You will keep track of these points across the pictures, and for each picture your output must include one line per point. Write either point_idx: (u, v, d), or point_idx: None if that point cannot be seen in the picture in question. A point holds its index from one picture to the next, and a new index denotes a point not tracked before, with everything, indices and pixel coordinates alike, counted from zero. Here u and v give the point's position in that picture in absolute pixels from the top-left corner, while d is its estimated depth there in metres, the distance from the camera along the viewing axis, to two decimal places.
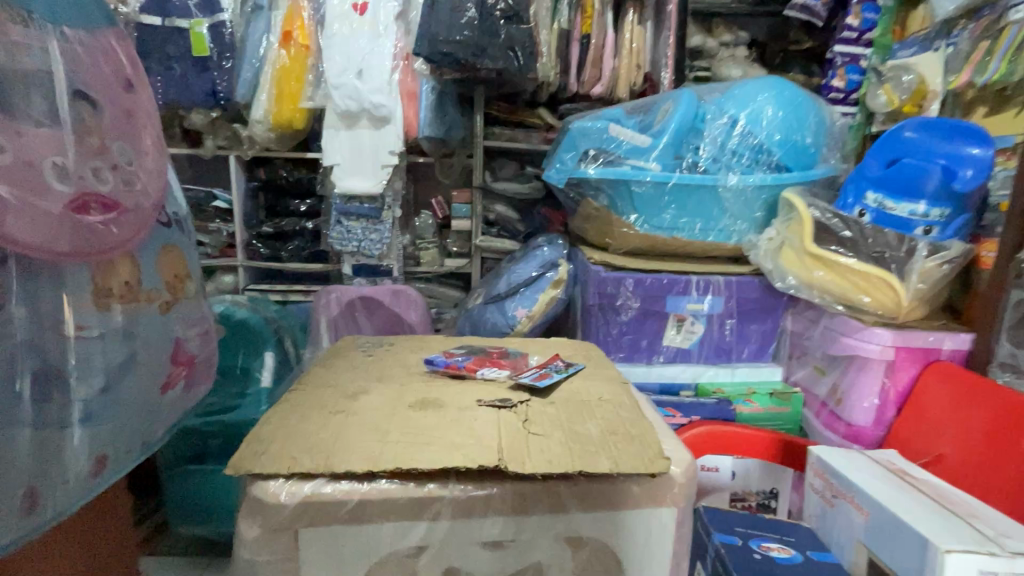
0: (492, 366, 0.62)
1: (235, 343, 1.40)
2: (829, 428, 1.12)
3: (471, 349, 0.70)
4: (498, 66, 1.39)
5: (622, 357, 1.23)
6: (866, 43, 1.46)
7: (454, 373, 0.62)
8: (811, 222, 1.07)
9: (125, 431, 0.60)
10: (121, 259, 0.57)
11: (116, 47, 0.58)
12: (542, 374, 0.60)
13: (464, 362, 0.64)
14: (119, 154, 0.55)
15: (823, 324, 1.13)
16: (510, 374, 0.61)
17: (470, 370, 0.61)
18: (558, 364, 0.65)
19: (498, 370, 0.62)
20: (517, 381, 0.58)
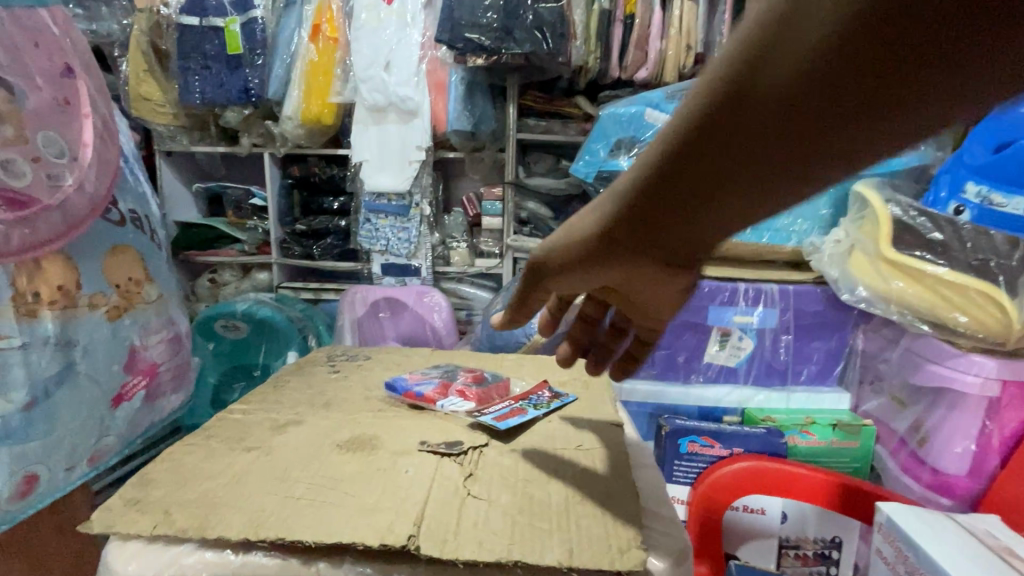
0: (457, 396, 0.52)
1: (258, 341, 1.33)
2: (909, 474, 0.91)
3: (443, 370, 0.60)
4: (525, 50, 1.29)
5: (655, 374, 1.07)
6: None
7: (412, 404, 0.52)
8: (888, 221, 0.88)
9: (63, 447, 0.55)
10: (48, 261, 0.52)
11: (54, 30, 0.54)
12: (513, 411, 0.49)
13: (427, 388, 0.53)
14: (44, 146, 0.51)
15: (905, 346, 0.92)
16: (475, 409, 0.50)
17: (429, 401, 0.51)
18: (541, 395, 0.54)
19: (462, 402, 0.51)
20: (476, 419, 0.48)
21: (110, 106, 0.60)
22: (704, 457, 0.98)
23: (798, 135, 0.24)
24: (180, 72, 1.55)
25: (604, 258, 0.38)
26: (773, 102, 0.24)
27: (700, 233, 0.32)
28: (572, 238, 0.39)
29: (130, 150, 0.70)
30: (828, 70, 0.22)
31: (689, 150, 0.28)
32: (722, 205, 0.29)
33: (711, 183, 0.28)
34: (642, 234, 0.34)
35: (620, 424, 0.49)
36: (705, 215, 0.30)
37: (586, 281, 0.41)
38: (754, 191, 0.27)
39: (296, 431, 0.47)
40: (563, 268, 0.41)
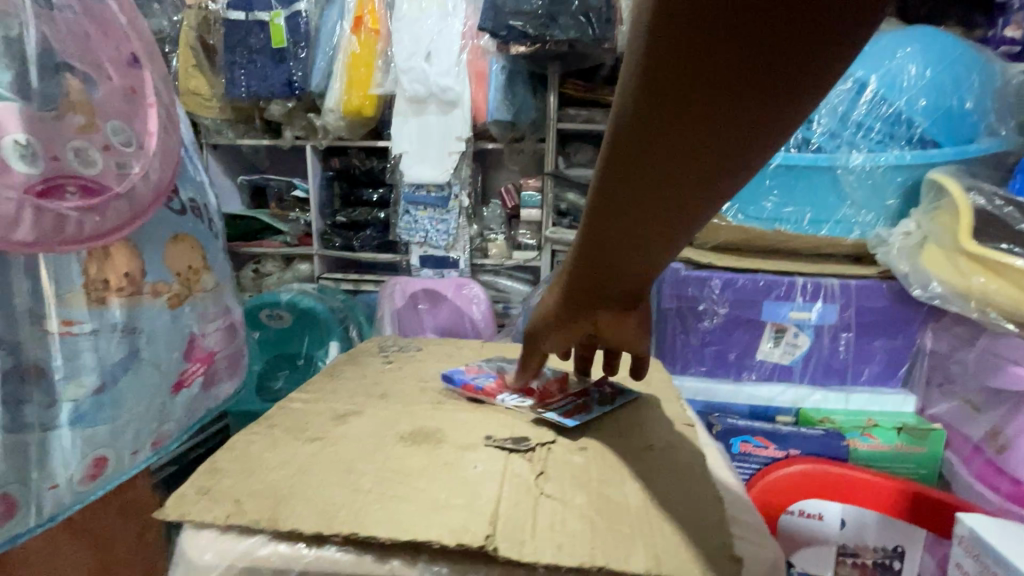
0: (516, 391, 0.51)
1: (301, 330, 1.35)
2: (984, 484, 0.86)
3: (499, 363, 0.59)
4: (570, 36, 1.26)
5: (704, 372, 1.03)
6: None
7: (471, 398, 0.51)
8: (969, 211, 0.82)
9: (129, 431, 0.56)
10: (116, 248, 0.53)
11: (120, 19, 0.54)
12: (575, 408, 0.48)
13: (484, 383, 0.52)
14: (112, 135, 0.51)
15: (981, 347, 0.88)
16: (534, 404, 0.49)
17: (488, 395, 0.50)
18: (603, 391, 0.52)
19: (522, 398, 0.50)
20: (539, 415, 0.46)
21: (172, 96, 0.61)
22: (758, 457, 0.94)
23: (673, 182, 0.28)
24: (227, 66, 1.58)
25: (576, 311, 0.43)
26: (645, 172, 0.28)
27: (641, 264, 0.36)
28: (549, 304, 0.45)
29: (189, 141, 0.71)
30: (668, 139, 0.26)
31: (602, 217, 0.33)
32: (649, 242, 0.34)
33: (629, 232, 0.33)
34: (597, 280, 0.39)
35: (694, 422, 0.47)
36: (638, 252, 0.35)
37: (565, 339, 0.46)
38: (669, 223, 0.32)
39: (357, 421, 0.46)
40: (549, 333, 0.47)
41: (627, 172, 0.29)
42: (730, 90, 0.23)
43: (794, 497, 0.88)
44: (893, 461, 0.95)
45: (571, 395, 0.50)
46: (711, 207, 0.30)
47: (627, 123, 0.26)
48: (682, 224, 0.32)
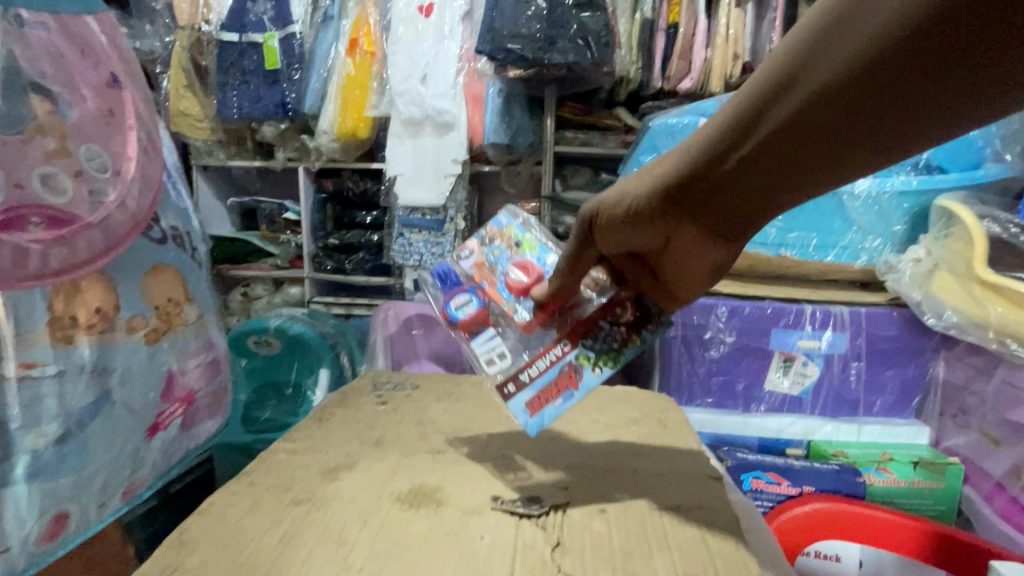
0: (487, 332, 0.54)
1: (289, 357, 1.29)
2: (1011, 523, 0.84)
3: (495, 261, 0.59)
4: (568, 59, 1.25)
5: (711, 403, 0.99)
6: None
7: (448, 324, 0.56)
8: (982, 241, 0.80)
9: (95, 482, 0.51)
10: (88, 281, 0.49)
11: (99, 37, 0.51)
12: (560, 384, 0.51)
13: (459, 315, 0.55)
14: (85, 159, 0.48)
15: (999, 377, 0.85)
16: (518, 363, 0.51)
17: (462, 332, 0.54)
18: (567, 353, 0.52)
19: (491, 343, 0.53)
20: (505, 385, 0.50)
21: (155, 118, 0.57)
22: (770, 495, 0.89)
23: (868, 115, 0.29)
24: (219, 87, 1.55)
25: (662, 217, 0.42)
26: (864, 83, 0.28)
27: (763, 192, 0.36)
28: (632, 195, 0.43)
29: (174, 165, 0.67)
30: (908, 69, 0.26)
31: (780, 111, 0.32)
32: (792, 168, 0.34)
33: (784, 145, 0.33)
34: (710, 192, 0.38)
35: (719, 476, 0.46)
36: (773, 172, 0.35)
37: (638, 240, 0.45)
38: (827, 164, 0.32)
39: (349, 478, 0.44)
40: (618, 229, 0.46)
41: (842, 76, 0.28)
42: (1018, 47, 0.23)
43: (812, 535, 0.84)
44: (910, 497, 0.90)
45: (578, 332, 0.53)
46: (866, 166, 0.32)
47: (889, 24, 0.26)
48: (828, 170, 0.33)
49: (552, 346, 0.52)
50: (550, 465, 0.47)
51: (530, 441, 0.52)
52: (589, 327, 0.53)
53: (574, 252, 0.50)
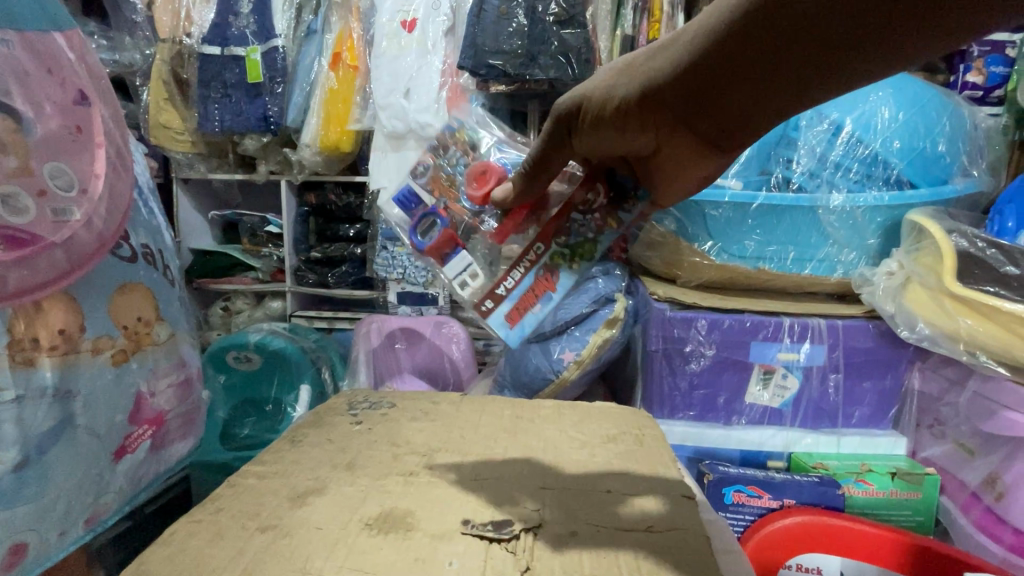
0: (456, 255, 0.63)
1: (270, 373, 1.26)
2: (986, 534, 0.85)
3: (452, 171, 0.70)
4: (550, 75, 1.27)
5: (692, 416, 0.99)
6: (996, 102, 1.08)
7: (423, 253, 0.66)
8: (952, 255, 0.82)
9: (56, 510, 0.49)
10: (50, 302, 0.48)
11: (66, 54, 0.50)
12: (537, 290, 0.60)
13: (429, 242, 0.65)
14: (50, 178, 0.47)
15: (973, 389, 0.86)
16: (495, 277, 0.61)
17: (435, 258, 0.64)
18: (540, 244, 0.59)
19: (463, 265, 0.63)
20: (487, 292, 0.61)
21: (125, 134, 0.57)
22: (751, 508, 0.90)
23: (838, 46, 0.32)
24: (200, 100, 1.54)
25: (648, 123, 0.45)
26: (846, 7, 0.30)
27: (738, 109, 0.39)
28: (619, 92, 0.45)
29: (146, 181, 0.66)
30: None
31: (765, 26, 0.34)
32: (765, 89, 0.36)
33: (761, 68, 0.35)
34: (692, 104, 0.41)
35: (692, 496, 0.46)
36: (751, 93, 0.37)
37: (623, 143, 0.48)
38: (798, 87, 0.35)
39: (318, 503, 0.43)
40: (601, 129, 0.48)
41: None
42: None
43: (792, 549, 0.85)
44: (889, 509, 0.92)
45: (555, 223, 0.58)
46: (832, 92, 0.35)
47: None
48: (797, 94, 0.36)
49: (527, 251, 0.58)
50: (525, 487, 0.47)
51: (506, 461, 0.52)
52: (562, 220, 0.58)
53: (544, 150, 0.53)
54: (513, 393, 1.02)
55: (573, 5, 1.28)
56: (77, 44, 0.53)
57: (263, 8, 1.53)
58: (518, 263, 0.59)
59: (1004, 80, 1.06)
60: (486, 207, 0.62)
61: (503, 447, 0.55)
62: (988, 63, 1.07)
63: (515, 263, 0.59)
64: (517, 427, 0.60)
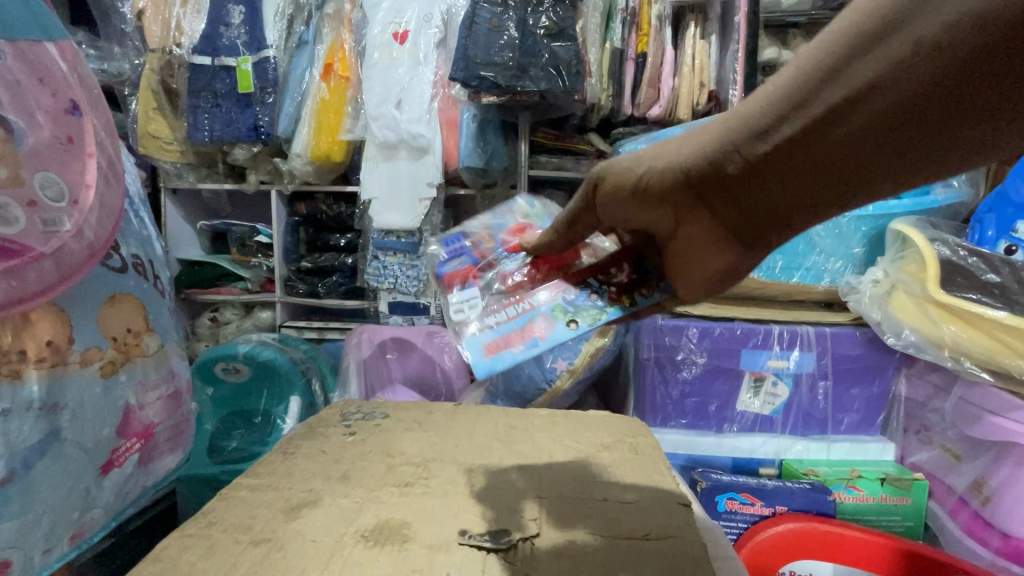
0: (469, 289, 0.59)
1: (258, 384, 1.25)
2: (974, 538, 0.86)
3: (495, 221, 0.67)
4: (541, 87, 1.28)
5: (685, 424, 1.00)
6: None
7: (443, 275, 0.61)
8: (935, 263, 0.84)
9: (40, 526, 0.48)
10: (38, 313, 0.47)
11: (58, 64, 0.50)
12: (525, 331, 0.55)
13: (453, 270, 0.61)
14: (40, 188, 0.47)
15: (957, 395, 0.88)
16: (488, 309, 0.57)
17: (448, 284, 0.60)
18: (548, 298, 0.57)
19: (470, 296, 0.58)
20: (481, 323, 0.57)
21: (117, 144, 0.57)
22: (743, 516, 0.90)
23: (904, 128, 0.26)
24: (190, 110, 1.54)
25: (667, 203, 0.39)
26: (921, 91, 0.25)
27: (778, 201, 0.33)
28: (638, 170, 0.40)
29: (137, 191, 0.66)
30: (974, 79, 0.23)
31: (823, 105, 0.28)
32: (812, 176, 0.30)
33: (806, 145, 0.30)
34: (719, 186, 0.35)
35: (687, 503, 0.46)
36: (795, 182, 0.31)
37: (640, 220, 0.43)
38: (854, 180, 0.29)
39: (313, 514, 0.43)
40: (620, 204, 0.43)
41: (894, 73, 0.25)
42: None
43: (786, 557, 0.85)
44: (879, 514, 0.92)
45: (570, 283, 0.57)
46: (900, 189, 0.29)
47: (957, 16, 0.23)
48: (849, 188, 0.30)
49: (526, 296, 0.57)
50: (522, 496, 0.47)
51: (501, 470, 0.52)
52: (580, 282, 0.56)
53: (576, 210, 0.49)
54: (506, 403, 1.03)
55: (563, 18, 1.30)
56: (69, 55, 0.53)
57: (254, 19, 1.54)
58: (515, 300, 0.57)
59: None
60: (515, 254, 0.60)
61: (498, 456, 0.55)
62: None
63: (512, 303, 0.57)
64: (512, 436, 0.60)
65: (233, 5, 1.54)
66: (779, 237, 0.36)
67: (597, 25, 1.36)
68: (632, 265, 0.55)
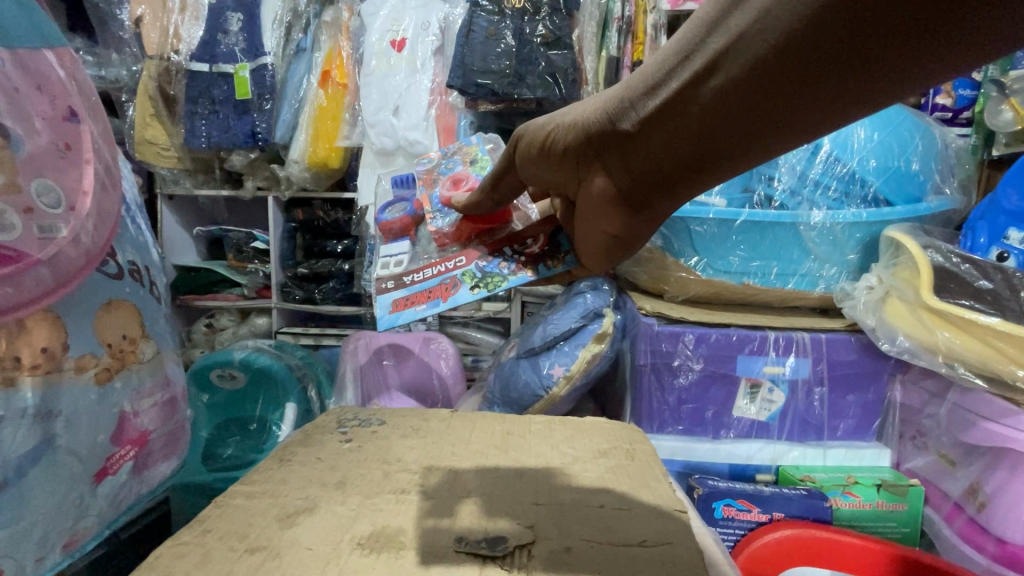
0: (401, 244, 0.63)
1: (254, 390, 1.24)
2: (970, 544, 0.86)
3: (444, 168, 0.68)
4: (538, 95, 1.28)
5: (681, 430, 1.00)
6: (964, 123, 1.11)
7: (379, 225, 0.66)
8: (928, 268, 0.85)
9: (30, 536, 0.48)
10: (33, 321, 0.47)
11: (57, 72, 0.50)
12: (433, 292, 0.56)
13: (385, 218, 0.65)
14: (37, 195, 0.47)
15: (952, 401, 0.88)
16: (409, 268, 0.59)
17: (382, 240, 0.65)
18: (455, 259, 0.57)
19: (397, 252, 0.62)
20: (399, 278, 0.58)
21: (114, 151, 0.57)
22: (741, 522, 0.90)
23: (759, 93, 0.28)
24: (187, 116, 1.54)
25: (576, 159, 0.43)
26: (762, 53, 0.27)
27: (658, 153, 0.35)
28: (556, 125, 0.43)
29: (133, 198, 0.66)
30: (803, 41, 0.25)
31: (699, 64, 0.30)
32: (694, 131, 0.32)
33: (671, 108, 0.33)
34: (614, 144, 0.38)
35: (683, 510, 0.46)
36: (672, 141, 0.34)
37: (556, 175, 0.46)
38: (730, 134, 0.31)
39: (308, 523, 0.43)
40: (540, 157, 0.47)
41: (754, 28, 0.27)
42: (942, 14, 0.21)
43: (784, 563, 0.85)
44: (875, 520, 0.93)
45: (485, 250, 0.58)
46: (761, 151, 0.31)
47: None
48: (739, 142, 0.31)
49: (448, 259, 0.57)
50: (518, 504, 0.47)
51: (497, 476, 0.52)
52: (493, 249, 0.58)
53: (500, 171, 0.53)
54: (502, 409, 1.02)
55: (560, 27, 1.32)
56: (67, 61, 0.53)
57: (252, 27, 1.54)
58: (435, 264, 0.57)
59: (972, 102, 1.09)
60: (445, 209, 0.62)
61: (495, 463, 0.55)
62: (956, 86, 1.10)
63: (433, 264, 0.58)
64: (509, 443, 0.60)
65: (232, 13, 1.54)
66: (664, 197, 0.39)
67: (593, 33, 1.39)
68: (547, 238, 0.58)
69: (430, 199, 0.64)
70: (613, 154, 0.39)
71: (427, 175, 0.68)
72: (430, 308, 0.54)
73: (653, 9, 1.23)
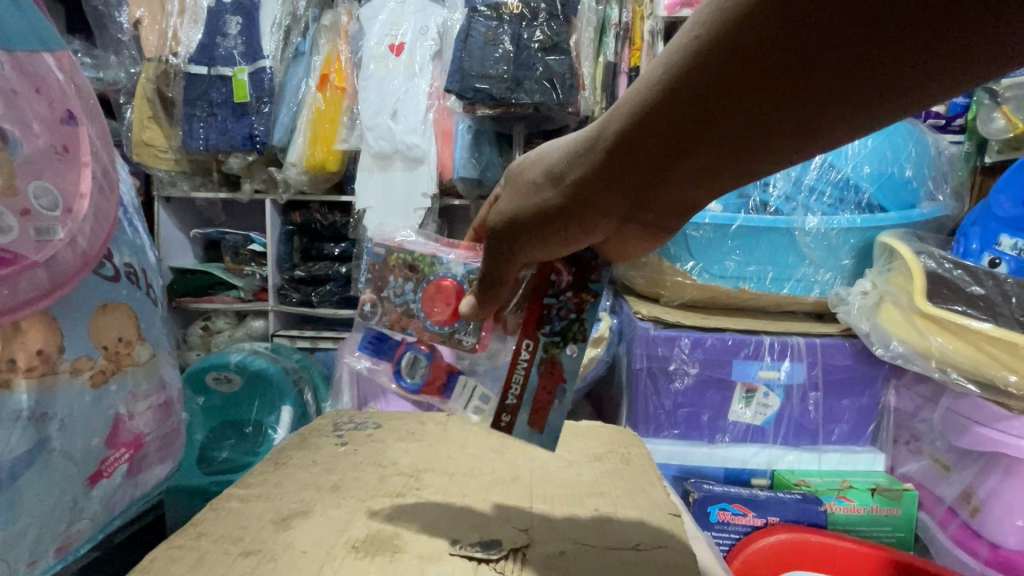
0: (461, 382, 0.62)
1: (250, 394, 1.23)
2: (963, 548, 0.87)
3: (400, 298, 0.60)
4: (535, 99, 1.29)
5: (677, 434, 1.00)
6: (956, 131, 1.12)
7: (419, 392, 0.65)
8: (922, 274, 0.85)
9: (23, 540, 0.47)
10: (29, 322, 0.47)
11: (55, 75, 0.51)
12: (545, 385, 0.51)
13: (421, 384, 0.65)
14: (35, 198, 0.47)
15: (945, 406, 0.89)
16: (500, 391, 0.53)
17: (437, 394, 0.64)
18: (523, 355, 0.51)
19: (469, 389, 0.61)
20: (508, 409, 0.52)
21: (111, 153, 0.57)
22: (736, 527, 0.90)
23: (794, 116, 0.28)
24: (185, 119, 1.54)
25: (588, 214, 0.40)
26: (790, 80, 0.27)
27: (688, 192, 0.35)
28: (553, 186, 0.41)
29: (131, 200, 0.66)
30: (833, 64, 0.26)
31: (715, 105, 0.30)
32: (726, 160, 0.32)
33: (697, 148, 0.32)
34: (635, 191, 0.37)
35: (676, 513, 0.47)
36: (700, 177, 0.34)
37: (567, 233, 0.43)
38: (763, 157, 0.31)
39: (303, 526, 0.43)
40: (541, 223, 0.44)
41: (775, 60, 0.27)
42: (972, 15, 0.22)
43: (778, 567, 0.85)
44: (870, 525, 0.93)
45: (533, 318, 0.51)
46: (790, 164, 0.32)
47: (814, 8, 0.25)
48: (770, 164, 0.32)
49: (517, 352, 0.52)
50: (511, 507, 0.47)
51: (493, 480, 0.52)
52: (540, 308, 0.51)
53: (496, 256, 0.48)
54: None
55: (557, 32, 1.33)
56: (65, 64, 0.53)
57: (250, 30, 1.54)
58: (517, 363, 0.52)
59: (965, 110, 1.10)
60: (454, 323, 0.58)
61: (491, 466, 0.55)
62: None
63: (513, 370, 0.52)
64: (505, 447, 0.60)
65: (231, 16, 1.55)
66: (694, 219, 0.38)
67: (590, 39, 1.39)
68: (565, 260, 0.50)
69: (427, 330, 0.59)
70: (637, 202, 0.37)
71: (388, 314, 0.61)
72: (565, 398, 0.51)
73: (651, 15, 1.29)
